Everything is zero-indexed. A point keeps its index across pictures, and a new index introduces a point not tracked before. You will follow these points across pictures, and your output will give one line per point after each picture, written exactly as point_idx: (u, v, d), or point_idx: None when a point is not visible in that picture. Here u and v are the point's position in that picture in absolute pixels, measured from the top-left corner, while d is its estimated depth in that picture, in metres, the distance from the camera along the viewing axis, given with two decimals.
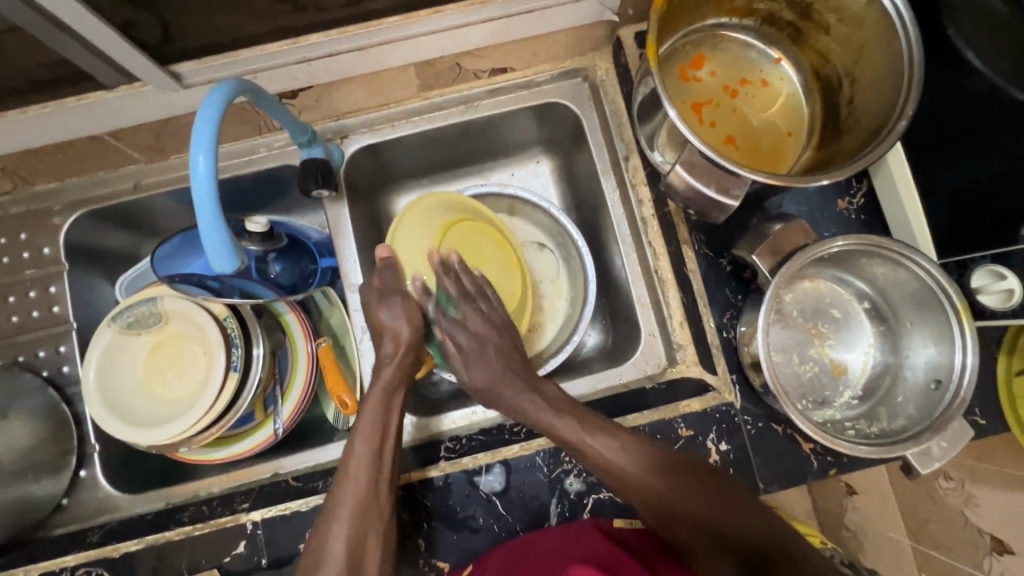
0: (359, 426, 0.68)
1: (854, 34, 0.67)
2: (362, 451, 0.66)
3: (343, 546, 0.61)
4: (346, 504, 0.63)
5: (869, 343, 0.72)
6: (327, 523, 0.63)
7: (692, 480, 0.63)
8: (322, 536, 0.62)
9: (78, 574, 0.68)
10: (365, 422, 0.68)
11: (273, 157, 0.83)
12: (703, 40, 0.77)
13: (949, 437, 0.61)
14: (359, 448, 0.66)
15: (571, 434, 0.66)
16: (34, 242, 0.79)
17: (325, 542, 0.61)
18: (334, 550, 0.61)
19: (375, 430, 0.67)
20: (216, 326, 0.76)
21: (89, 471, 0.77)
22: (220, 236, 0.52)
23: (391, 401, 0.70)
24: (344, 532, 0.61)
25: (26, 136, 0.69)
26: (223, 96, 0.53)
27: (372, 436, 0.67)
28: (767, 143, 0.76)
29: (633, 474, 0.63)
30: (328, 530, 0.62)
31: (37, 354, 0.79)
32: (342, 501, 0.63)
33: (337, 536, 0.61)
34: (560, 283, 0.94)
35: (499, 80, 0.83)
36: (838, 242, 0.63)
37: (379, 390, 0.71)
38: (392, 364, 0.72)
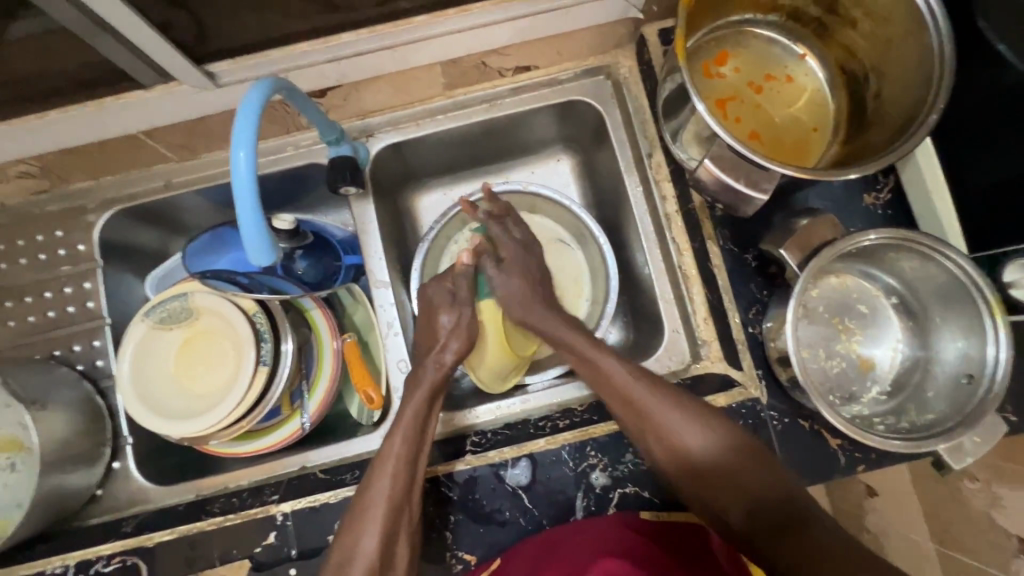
0: (398, 424, 0.70)
1: (882, 28, 0.67)
2: (399, 450, 0.67)
3: (375, 543, 0.62)
4: (378, 503, 0.64)
5: (897, 338, 0.72)
6: (361, 522, 0.63)
7: (731, 449, 0.65)
8: (356, 532, 0.63)
9: (113, 563, 0.69)
10: (405, 418, 0.70)
11: (300, 155, 0.84)
12: (728, 37, 0.77)
13: (981, 432, 0.61)
14: (395, 447, 0.67)
15: (641, 396, 0.68)
16: (70, 239, 0.81)
17: (359, 540, 0.62)
18: (367, 547, 0.61)
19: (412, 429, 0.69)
20: (245, 321, 0.77)
21: (122, 462, 0.79)
22: (260, 231, 0.53)
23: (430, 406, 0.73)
24: (376, 529, 0.62)
25: (66, 135, 0.71)
26: (262, 93, 0.54)
27: (409, 435, 0.69)
28: (791, 139, 0.76)
29: (682, 442, 0.65)
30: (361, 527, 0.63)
31: (72, 348, 0.81)
32: (376, 502, 0.64)
33: (370, 534, 0.62)
34: (582, 284, 0.94)
35: (523, 79, 0.83)
36: (869, 236, 0.63)
37: (420, 393, 0.72)
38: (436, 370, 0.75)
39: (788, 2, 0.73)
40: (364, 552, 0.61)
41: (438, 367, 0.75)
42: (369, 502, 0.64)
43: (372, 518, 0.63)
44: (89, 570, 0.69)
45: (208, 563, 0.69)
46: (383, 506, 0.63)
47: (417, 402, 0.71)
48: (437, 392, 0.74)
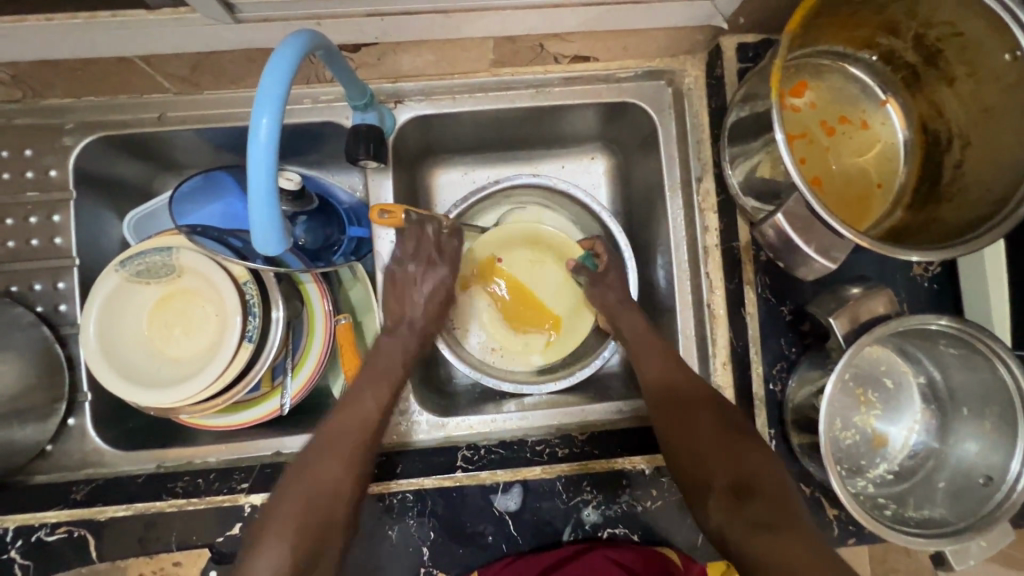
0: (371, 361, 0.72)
1: (984, 92, 0.61)
2: (309, 458, 0.63)
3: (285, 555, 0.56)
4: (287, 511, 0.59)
5: (916, 420, 0.69)
6: (268, 527, 0.58)
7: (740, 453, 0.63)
8: (257, 545, 0.57)
9: (58, 532, 0.63)
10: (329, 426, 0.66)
11: (317, 111, 0.75)
12: (808, 67, 0.70)
13: (990, 537, 0.60)
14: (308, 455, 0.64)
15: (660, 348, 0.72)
16: (41, 161, 0.71)
17: (262, 551, 0.56)
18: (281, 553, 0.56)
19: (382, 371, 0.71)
20: (235, 291, 0.69)
21: (77, 420, 0.72)
22: (273, 215, 0.46)
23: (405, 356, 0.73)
24: (285, 534, 0.57)
25: (41, 48, 0.59)
26: (297, 52, 0.46)
27: (323, 440, 0.65)
28: (853, 192, 0.70)
29: (700, 429, 0.65)
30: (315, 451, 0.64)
31: (32, 286, 0.72)
32: (280, 508, 0.59)
33: (276, 538, 0.57)
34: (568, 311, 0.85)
35: (577, 69, 0.75)
36: (942, 320, 0.59)
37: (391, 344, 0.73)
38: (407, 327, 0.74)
39: (887, 42, 0.66)
40: (265, 563, 0.55)
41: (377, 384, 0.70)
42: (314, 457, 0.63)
43: (282, 525, 0.58)
44: (29, 538, 0.63)
45: (165, 546, 0.64)
46: (292, 516, 0.58)
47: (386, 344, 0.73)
48: (372, 386, 0.70)
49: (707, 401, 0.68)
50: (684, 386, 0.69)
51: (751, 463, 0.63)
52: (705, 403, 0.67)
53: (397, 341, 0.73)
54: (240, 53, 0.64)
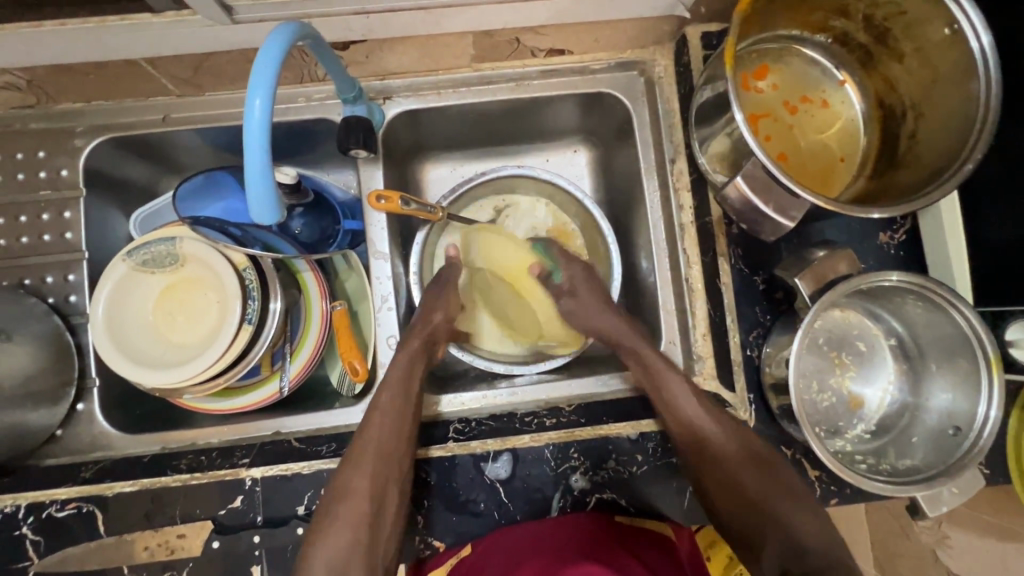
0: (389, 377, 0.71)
1: (928, 66, 0.65)
2: (387, 402, 0.68)
3: (367, 485, 0.62)
4: (371, 448, 0.64)
5: (889, 380, 0.72)
6: (355, 463, 0.64)
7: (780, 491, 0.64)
8: (347, 474, 0.63)
9: (67, 509, 0.66)
10: (393, 378, 0.70)
11: (312, 109, 0.80)
12: (771, 51, 0.75)
13: (960, 484, 0.62)
14: (383, 398, 0.68)
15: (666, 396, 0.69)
16: (53, 162, 0.76)
17: (350, 479, 0.62)
18: (357, 486, 0.62)
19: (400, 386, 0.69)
20: (234, 276, 0.73)
21: (86, 405, 0.75)
22: (267, 187, 0.50)
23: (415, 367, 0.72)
24: (368, 471, 0.62)
25: (55, 53, 0.64)
26: (286, 39, 0.50)
27: (398, 387, 0.69)
28: (817, 167, 0.74)
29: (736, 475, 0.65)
30: (353, 467, 0.63)
31: (44, 279, 0.76)
32: (369, 449, 0.64)
33: (360, 475, 0.63)
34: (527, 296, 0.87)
35: (554, 62, 0.80)
36: (894, 275, 0.62)
37: (404, 356, 0.72)
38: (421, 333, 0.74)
39: (839, 24, 0.71)
40: (355, 494, 0.62)
41: (423, 333, 0.75)
42: (350, 478, 0.63)
43: (365, 462, 0.63)
44: (41, 514, 0.66)
45: (170, 519, 0.66)
46: (373, 451, 0.63)
47: (403, 362, 0.72)
48: (419, 354, 0.73)
49: (784, 482, 0.65)
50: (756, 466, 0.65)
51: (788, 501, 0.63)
52: (783, 487, 0.64)
53: (411, 354, 0.73)
54: (239, 53, 0.68)
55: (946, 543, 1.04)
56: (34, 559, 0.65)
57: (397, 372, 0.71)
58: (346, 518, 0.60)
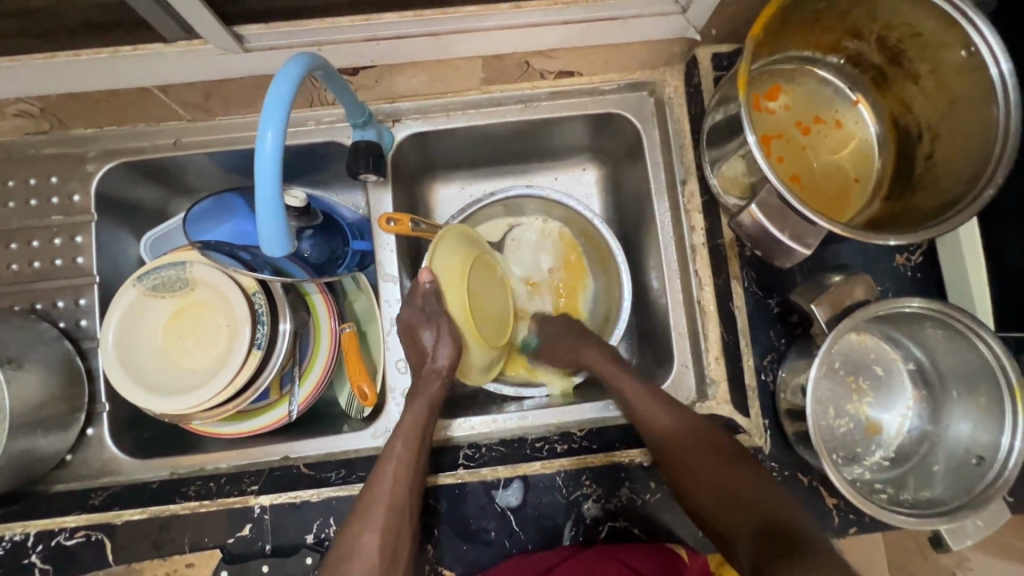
0: (403, 421, 0.66)
1: (944, 88, 0.64)
2: (400, 450, 0.64)
3: (374, 544, 0.59)
4: (381, 503, 0.61)
5: (908, 406, 0.70)
6: (362, 519, 0.61)
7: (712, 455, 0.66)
8: (355, 528, 0.60)
9: (76, 537, 0.66)
10: (406, 424, 0.66)
11: (321, 132, 0.80)
12: (782, 72, 0.74)
13: (986, 517, 0.60)
14: (398, 446, 0.64)
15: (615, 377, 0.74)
16: (65, 187, 0.76)
17: (359, 537, 0.59)
18: (366, 545, 0.59)
19: (414, 432, 0.66)
20: (244, 301, 0.73)
21: (96, 429, 0.75)
22: (277, 219, 0.50)
23: (432, 411, 0.68)
24: (377, 529, 0.60)
25: (68, 82, 0.65)
26: (297, 72, 0.50)
27: (412, 433, 0.65)
28: (832, 188, 0.73)
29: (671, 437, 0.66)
30: (362, 524, 0.60)
31: (55, 303, 0.76)
32: (377, 501, 0.61)
33: (370, 533, 0.59)
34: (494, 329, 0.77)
35: (564, 84, 0.80)
36: (912, 301, 0.61)
37: (419, 402, 0.68)
38: (440, 378, 0.68)
39: (853, 45, 0.70)
40: (363, 553, 0.59)
41: (440, 378, 0.68)
42: (357, 538, 0.59)
43: (375, 518, 0.60)
44: (50, 542, 0.66)
45: (179, 548, 0.66)
46: (384, 507, 0.61)
47: (418, 407, 0.67)
48: (438, 401, 0.69)
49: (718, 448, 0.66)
50: (684, 430, 0.67)
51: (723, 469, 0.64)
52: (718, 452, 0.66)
53: (427, 406, 0.68)
54: (250, 80, 0.69)
55: (966, 566, 1.02)
56: None
57: (412, 418, 0.67)
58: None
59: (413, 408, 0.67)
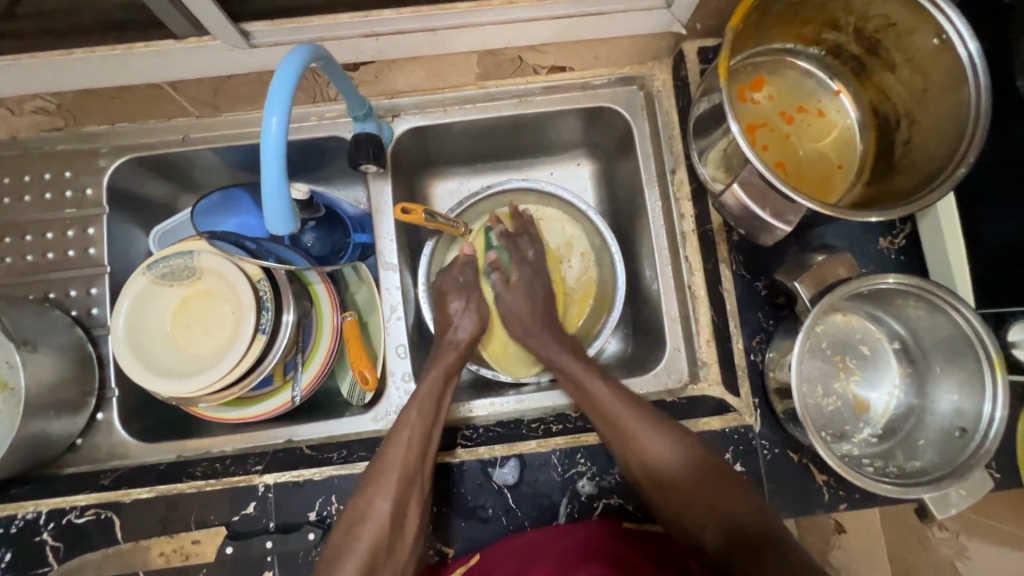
0: (419, 392, 0.71)
1: (920, 76, 0.67)
2: (415, 418, 0.68)
3: (387, 509, 0.62)
4: (393, 469, 0.64)
5: (894, 383, 0.72)
6: (376, 485, 0.64)
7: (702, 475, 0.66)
8: (369, 494, 0.64)
9: (86, 515, 0.68)
10: (420, 395, 0.70)
11: (323, 127, 0.83)
12: (766, 64, 0.77)
13: (969, 486, 0.63)
14: (411, 415, 0.68)
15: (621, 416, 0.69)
16: (78, 181, 0.80)
17: (372, 501, 0.63)
18: (380, 510, 0.62)
19: (429, 400, 0.70)
20: (249, 288, 0.76)
21: (105, 414, 0.78)
22: (282, 199, 0.53)
23: (449, 380, 0.74)
24: (390, 494, 0.63)
25: (83, 78, 0.68)
26: (301, 61, 0.53)
27: (427, 401, 0.70)
28: (816, 174, 0.76)
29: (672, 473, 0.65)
30: (376, 490, 0.63)
31: (68, 293, 0.79)
32: (391, 468, 0.64)
33: (383, 498, 0.62)
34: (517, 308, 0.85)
35: (556, 79, 0.83)
36: (888, 278, 0.63)
37: (436, 371, 0.74)
38: (457, 350, 0.77)
39: (832, 37, 0.73)
40: (376, 516, 0.62)
41: (456, 351, 0.77)
42: (371, 506, 0.63)
43: (390, 486, 0.63)
44: (60, 520, 0.68)
45: (185, 525, 0.68)
46: (397, 474, 0.64)
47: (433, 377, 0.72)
48: (453, 371, 0.75)
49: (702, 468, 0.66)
50: (681, 461, 0.66)
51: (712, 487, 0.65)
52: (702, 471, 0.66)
53: (445, 372, 0.74)
54: (256, 75, 0.72)
55: (964, 555, 1.00)
56: (54, 565, 0.67)
57: (428, 388, 0.71)
58: (365, 541, 0.60)
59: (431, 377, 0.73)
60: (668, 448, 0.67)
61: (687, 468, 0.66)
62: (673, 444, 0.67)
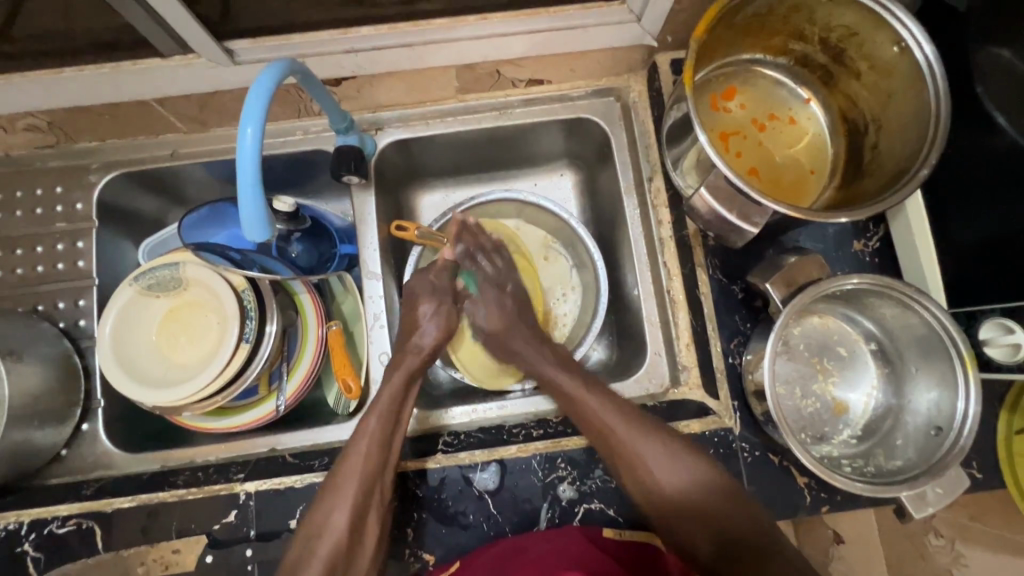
0: (376, 404, 0.70)
1: (883, 82, 0.69)
2: (373, 429, 0.68)
3: (344, 521, 0.62)
4: (353, 479, 0.64)
5: (872, 385, 0.72)
6: (333, 499, 0.64)
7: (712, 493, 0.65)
8: (325, 507, 0.64)
9: (68, 525, 0.68)
10: (379, 404, 0.70)
11: (308, 141, 0.85)
12: (737, 74, 0.79)
13: (945, 484, 0.62)
14: (371, 424, 0.68)
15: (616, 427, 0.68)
16: (68, 196, 0.82)
17: (330, 513, 0.63)
18: (336, 522, 0.62)
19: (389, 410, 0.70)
20: (234, 297, 0.77)
21: (91, 425, 0.78)
22: (258, 207, 0.54)
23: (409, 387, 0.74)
24: (349, 505, 0.63)
25: (73, 96, 0.71)
26: (276, 76, 0.55)
27: (387, 412, 0.70)
28: (788, 179, 0.77)
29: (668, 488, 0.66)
30: (332, 502, 0.64)
31: (56, 305, 0.81)
32: (347, 480, 0.64)
33: (340, 511, 0.63)
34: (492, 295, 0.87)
35: (535, 91, 0.85)
36: (851, 280, 0.65)
37: (399, 375, 0.74)
38: (421, 355, 0.77)
39: (798, 47, 0.75)
40: (334, 528, 0.62)
41: (420, 355, 0.77)
42: (327, 517, 0.63)
43: (344, 498, 0.63)
44: (43, 530, 0.68)
45: (166, 534, 0.68)
46: (354, 486, 0.64)
47: (394, 387, 0.72)
48: (415, 375, 0.75)
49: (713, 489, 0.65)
50: (681, 481, 0.66)
51: (718, 504, 0.65)
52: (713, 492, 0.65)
53: (407, 374, 0.74)
54: (240, 92, 0.74)
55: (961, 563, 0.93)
56: None
57: (387, 397, 0.71)
58: (322, 554, 0.61)
59: (390, 384, 0.73)
60: (665, 471, 0.66)
61: (686, 487, 0.66)
62: (672, 462, 0.66)
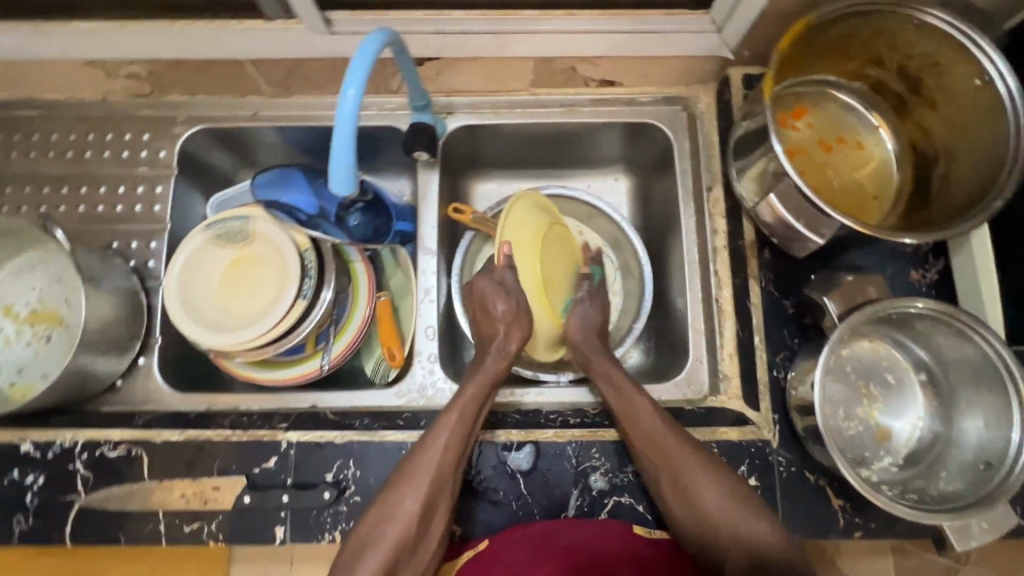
0: (458, 399, 0.68)
1: (961, 114, 0.70)
2: (454, 422, 0.66)
3: (415, 508, 0.61)
4: (425, 472, 0.63)
5: (919, 416, 0.71)
6: (406, 485, 0.63)
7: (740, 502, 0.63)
8: (398, 493, 0.62)
9: (118, 449, 0.71)
10: (462, 399, 0.68)
11: (381, 117, 0.89)
12: (809, 94, 0.80)
13: (991, 520, 0.61)
14: (452, 416, 0.67)
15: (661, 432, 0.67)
16: (154, 143, 0.86)
17: (401, 501, 0.62)
18: (406, 510, 0.61)
19: (469, 408, 0.68)
20: (297, 257, 0.79)
21: (147, 360, 0.81)
22: (348, 163, 0.57)
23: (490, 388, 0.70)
24: (420, 496, 0.62)
25: (179, 46, 0.76)
26: (377, 44, 0.59)
27: (468, 409, 0.68)
28: (850, 202, 0.77)
29: (698, 487, 0.64)
30: (404, 489, 0.62)
31: (129, 244, 0.85)
32: (424, 471, 0.63)
33: (411, 498, 0.62)
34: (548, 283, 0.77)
35: (605, 92, 0.88)
36: (918, 302, 0.65)
37: (482, 377, 0.71)
38: (500, 355, 0.72)
39: (874, 73, 0.76)
40: (403, 516, 0.61)
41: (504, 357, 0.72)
42: (397, 502, 0.62)
43: (417, 488, 0.62)
44: (94, 452, 0.71)
45: (208, 471, 0.70)
46: (430, 478, 0.63)
47: (478, 384, 0.70)
48: (496, 378, 0.71)
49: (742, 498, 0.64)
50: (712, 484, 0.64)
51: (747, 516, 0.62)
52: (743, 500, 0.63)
53: (490, 376, 0.71)
54: (329, 62, 0.78)
55: None
56: (82, 494, 0.70)
57: (471, 393, 0.69)
58: (389, 540, 0.60)
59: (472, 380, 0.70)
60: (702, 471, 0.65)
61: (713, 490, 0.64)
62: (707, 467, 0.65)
